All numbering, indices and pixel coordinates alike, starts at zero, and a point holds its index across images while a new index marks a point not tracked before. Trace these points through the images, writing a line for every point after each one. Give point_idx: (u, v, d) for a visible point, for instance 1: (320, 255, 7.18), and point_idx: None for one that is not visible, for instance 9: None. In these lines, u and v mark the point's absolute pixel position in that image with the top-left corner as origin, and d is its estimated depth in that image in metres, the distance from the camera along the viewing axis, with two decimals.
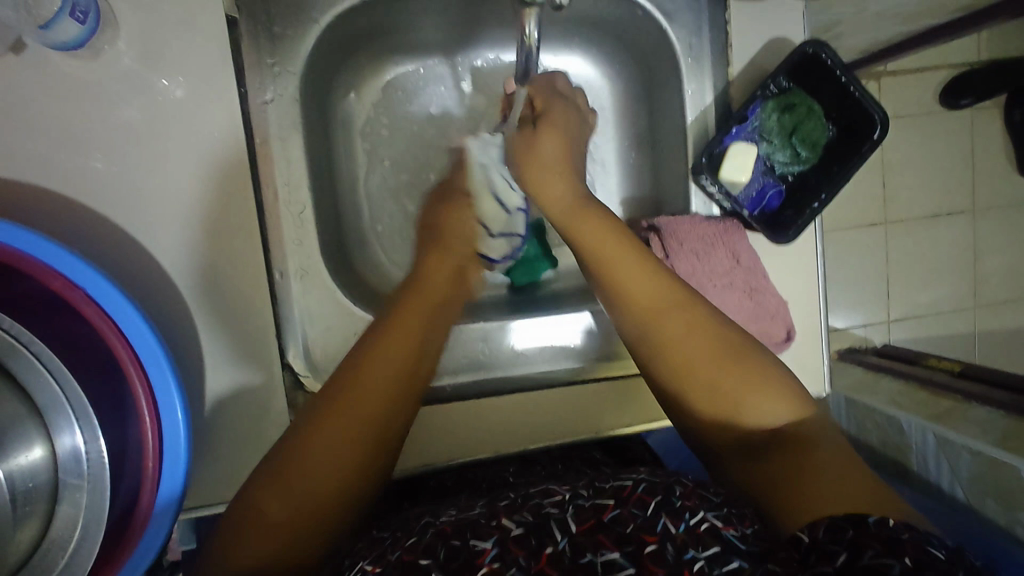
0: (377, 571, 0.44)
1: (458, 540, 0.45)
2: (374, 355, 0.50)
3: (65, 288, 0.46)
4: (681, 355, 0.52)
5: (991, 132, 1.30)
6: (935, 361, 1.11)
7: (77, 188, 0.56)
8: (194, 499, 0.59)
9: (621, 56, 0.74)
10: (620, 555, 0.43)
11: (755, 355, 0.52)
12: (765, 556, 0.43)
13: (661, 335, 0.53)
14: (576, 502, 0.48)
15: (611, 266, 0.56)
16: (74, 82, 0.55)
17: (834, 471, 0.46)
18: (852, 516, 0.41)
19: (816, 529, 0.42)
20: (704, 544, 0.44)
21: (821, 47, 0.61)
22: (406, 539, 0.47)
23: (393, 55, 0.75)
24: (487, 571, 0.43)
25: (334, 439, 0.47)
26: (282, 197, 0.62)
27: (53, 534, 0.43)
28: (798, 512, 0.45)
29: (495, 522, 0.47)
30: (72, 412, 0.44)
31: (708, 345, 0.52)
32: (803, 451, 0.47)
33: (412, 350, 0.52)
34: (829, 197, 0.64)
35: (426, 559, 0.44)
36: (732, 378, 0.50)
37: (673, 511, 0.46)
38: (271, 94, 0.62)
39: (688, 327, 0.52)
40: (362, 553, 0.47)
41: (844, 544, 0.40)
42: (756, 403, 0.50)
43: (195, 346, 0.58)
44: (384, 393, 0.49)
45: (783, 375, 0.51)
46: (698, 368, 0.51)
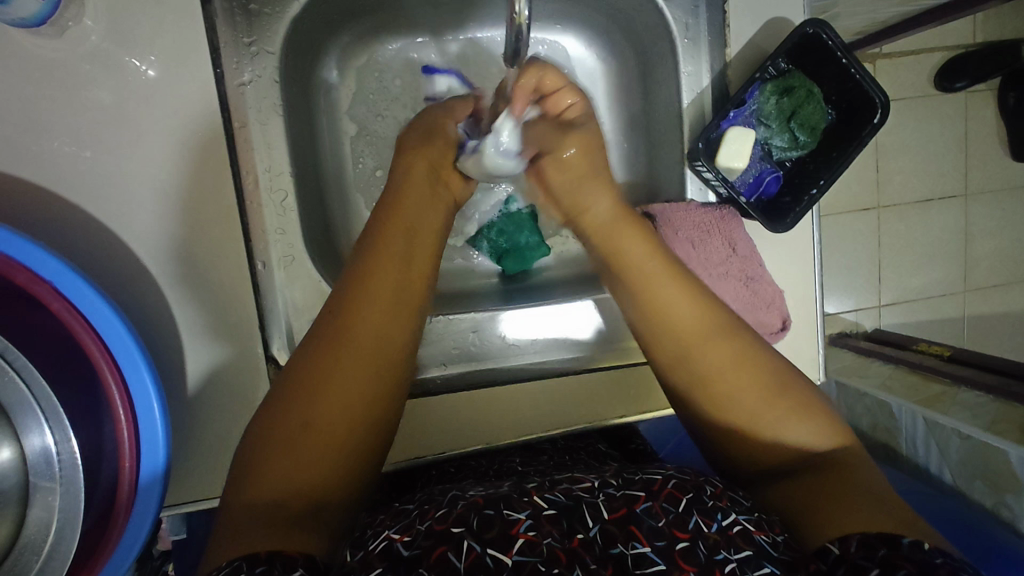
0: (408, 541, 0.42)
1: (491, 510, 0.44)
2: (362, 288, 0.50)
3: (30, 283, 0.44)
4: (717, 373, 0.51)
5: (984, 114, 1.29)
6: (927, 345, 1.11)
7: (45, 176, 0.53)
8: (178, 497, 0.58)
9: (614, 36, 0.72)
10: (651, 550, 0.42)
11: (796, 384, 0.51)
12: (795, 565, 0.43)
13: (703, 358, 0.52)
14: (606, 491, 0.46)
15: (657, 289, 0.55)
16: (40, 61, 0.52)
17: (877, 502, 0.44)
18: (886, 535, 0.42)
19: (847, 541, 0.42)
20: (736, 547, 0.43)
21: (823, 27, 0.58)
22: (435, 509, 0.45)
23: (377, 34, 0.72)
24: (523, 543, 0.42)
25: (324, 373, 0.46)
26: (262, 184, 0.60)
27: (26, 536, 0.42)
28: (821, 526, 0.44)
29: (527, 498, 0.45)
30: (42, 412, 0.42)
31: (748, 375, 0.51)
32: (834, 474, 0.47)
33: (401, 278, 0.52)
34: (827, 183, 0.62)
35: (458, 527, 0.42)
36: (776, 410, 0.50)
37: (705, 510, 0.45)
38: (248, 76, 0.59)
39: (727, 363, 0.51)
40: (383, 522, 0.46)
41: (876, 560, 0.40)
42: (789, 429, 0.49)
43: (176, 339, 0.56)
44: (376, 330, 0.49)
45: (816, 401, 0.51)
46: (738, 397, 0.50)
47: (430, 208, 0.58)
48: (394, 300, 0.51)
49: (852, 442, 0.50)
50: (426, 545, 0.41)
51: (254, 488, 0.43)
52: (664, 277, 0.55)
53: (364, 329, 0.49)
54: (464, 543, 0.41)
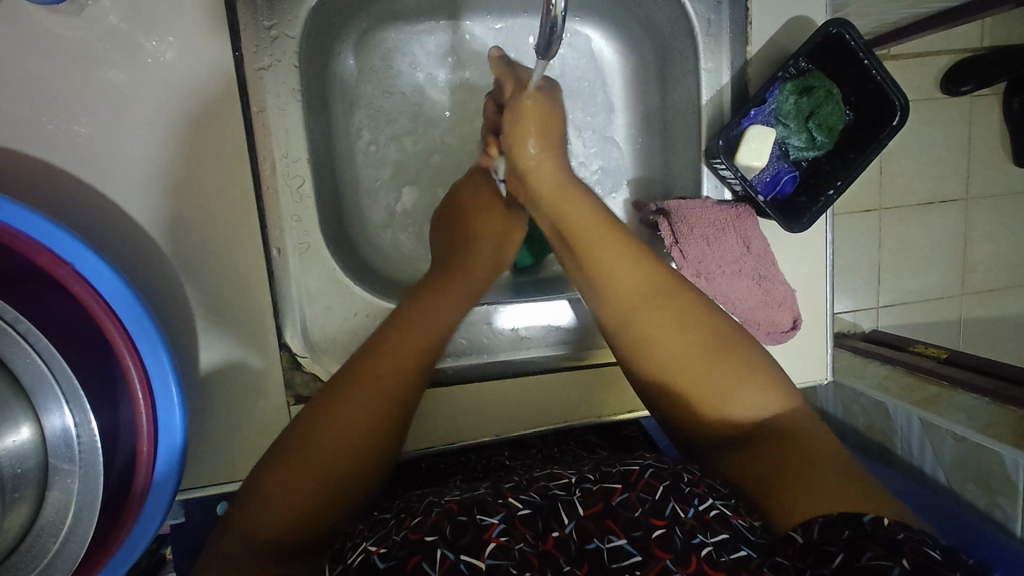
0: (384, 552, 0.42)
1: (464, 516, 0.43)
2: (386, 352, 0.52)
3: (52, 264, 0.43)
4: (656, 336, 0.52)
5: (989, 120, 1.30)
6: (923, 347, 1.12)
7: (61, 156, 0.53)
8: (189, 481, 0.58)
9: (633, 30, 0.71)
10: (627, 542, 0.42)
11: (735, 343, 0.52)
12: (773, 549, 0.43)
13: (643, 322, 0.53)
14: (582, 486, 0.47)
15: (602, 263, 0.55)
16: (56, 39, 0.52)
17: (837, 476, 0.45)
18: (851, 515, 0.42)
19: (809, 527, 0.42)
20: (712, 531, 0.43)
21: (847, 27, 0.58)
22: (411, 518, 0.44)
23: (394, 21, 0.72)
24: (495, 548, 0.42)
25: (337, 418, 0.47)
26: (279, 171, 0.59)
27: (45, 519, 0.41)
28: (798, 503, 0.45)
29: (502, 499, 0.46)
30: (63, 393, 0.42)
31: (687, 339, 0.51)
32: (785, 442, 0.48)
33: (421, 344, 0.54)
34: (845, 184, 0.62)
35: (432, 535, 0.42)
36: (714, 367, 0.50)
37: (682, 497, 0.46)
38: (268, 60, 0.58)
39: (667, 324, 0.52)
40: (360, 534, 0.45)
41: (843, 544, 0.40)
42: (727, 394, 0.50)
43: (190, 324, 0.56)
44: (392, 388, 0.51)
45: (760, 366, 0.51)
46: (675, 357, 0.51)
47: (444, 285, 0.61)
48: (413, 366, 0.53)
49: (801, 408, 0.51)
50: (398, 556, 0.41)
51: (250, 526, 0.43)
52: (609, 244, 0.55)
53: (391, 371, 0.51)
54: (438, 551, 0.41)
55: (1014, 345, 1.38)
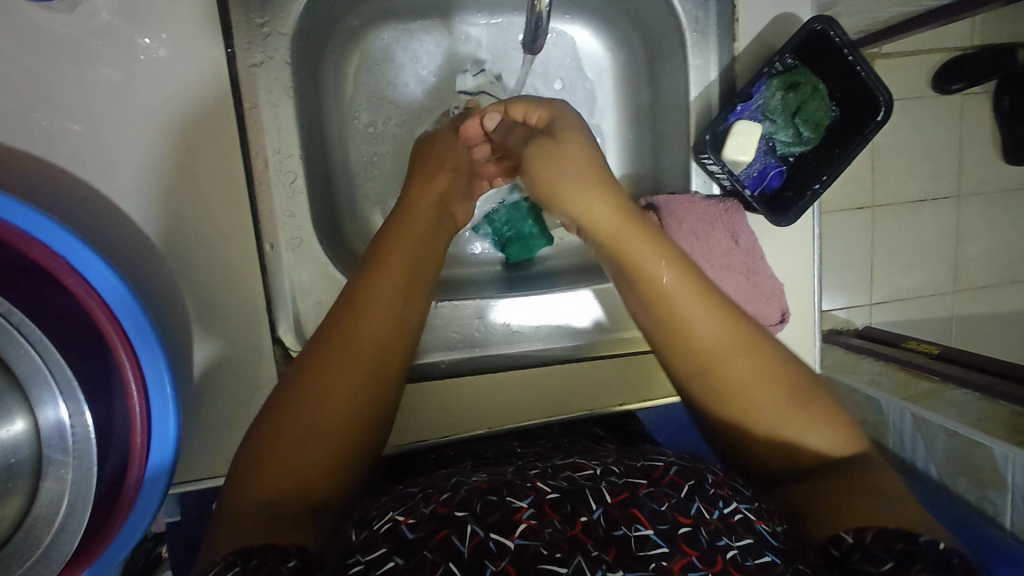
0: (412, 524, 0.41)
1: (494, 496, 0.43)
2: (365, 305, 0.50)
3: (44, 257, 0.44)
4: (738, 382, 0.48)
5: (980, 118, 1.31)
6: (915, 344, 1.13)
7: (55, 152, 0.53)
8: (184, 475, 0.59)
9: (623, 28, 0.72)
10: (654, 532, 0.41)
11: (817, 395, 0.49)
12: (796, 557, 0.43)
13: (733, 376, 0.48)
14: (608, 478, 0.46)
15: (678, 308, 0.49)
16: (50, 36, 0.52)
17: (886, 500, 0.44)
18: (902, 530, 0.42)
19: (863, 533, 0.42)
20: (737, 535, 0.43)
21: (831, 24, 0.59)
22: (438, 494, 0.45)
23: (387, 19, 0.72)
24: (524, 529, 0.41)
25: (326, 378, 0.47)
26: (272, 167, 0.59)
27: (38, 509, 0.42)
28: (839, 514, 0.44)
29: (530, 484, 0.45)
30: (57, 385, 0.42)
31: (774, 386, 0.48)
32: (851, 470, 0.47)
33: (402, 298, 0.52)
34: (830, 179, 0.63)
35: (461, 511, 0.42)
36: (795, 412, 0.48)
37: (707, 497, 0.45)
38: (260, 57, 0.58)
39: (756, 376, 0.48)
40: (387, 505, 0.45)
41: (893, 552, 0.41)
42: (803, 434, 0.48)
43: (184, 318, 0.57)
44: (377, 346, 0.50)
45: (835, 406, 0.50)
46: (757, 405, 0.48)
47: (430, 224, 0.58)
48: (395, 320, 0.51)
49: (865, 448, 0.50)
50: (427, 529, 0.41)
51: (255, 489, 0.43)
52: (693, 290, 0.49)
53: (370, 324, 0.50)
54: (466, 528, 0.41)
55: (1006, 342, 1.39)
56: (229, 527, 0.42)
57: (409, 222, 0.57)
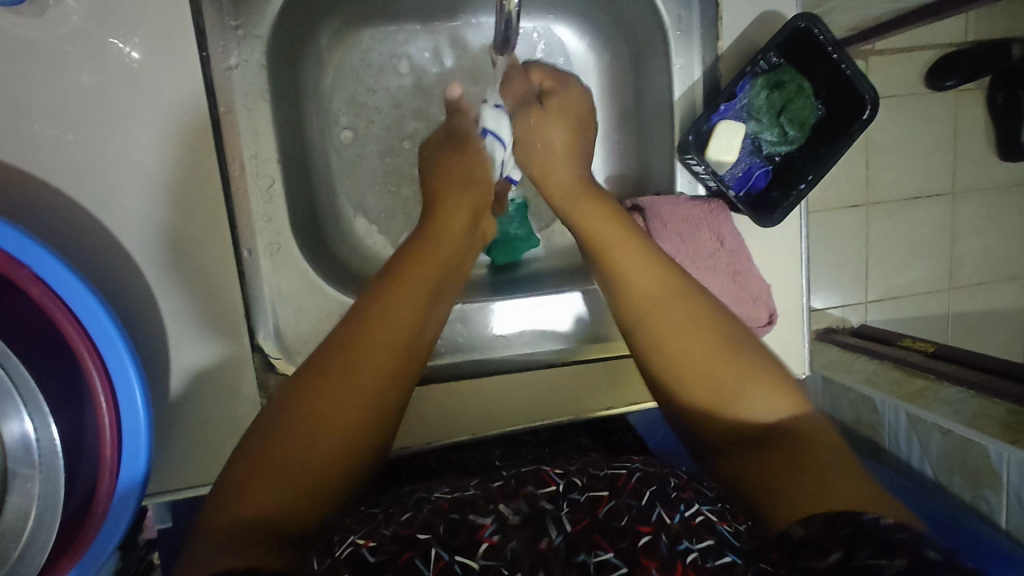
0: (373, 546, 0.41)
1: (456, 514, 0.43)
2: (367, 332, 0.47)
3: (9, 266, 0.43)
4: (670, 331, 0.51)
5: (973, 114, 1.30)
6: (911, 341, 1.11)
7: (26, 160, 0.52)
8: (163, 485, 0.58)
9: (608, 27, 0.71)
10: (614, 555, 0.41)
11: (750, 350, 0.50)
12: (758, 554, 0.42)
13: (667, 325, 0.51)
14: (570, 497, 0.45)
15: (616, 263, 0.55)
16: (20, 41, 0.51)
17: (842, 476, 0.43)
18: (849, 514, 0.39)
19: (811, 521, 0.40)
20: (699, 537, 0.42)
21: (815, 22, 0.58)
22: (400, 514, 0.45)
23: (368, 20, 0.71)
24: (487, 548, 0.41)
25: (326, 401, 0.44)
26: (249, 170, 0.59)
27: (4, 525, 0.41)
28: (793, 505, 0.42)
29: (494, 501, 0.44)
30: (21, 398, 0.41)
31: (709, 345, 0.50)
32: (796, 447, 0.45)
33: (409, 326, 0.49)
34: (816, 178, 0.62)
35: (425, 533, 0.41)
36: (730, 372, 0.49)
37: (668, 502, 0.45)
38: (235, 60, 0.57)
39: (688, 326, 0.51)
40: (350, 529, 0.45)
41: (839, 541, 0.38)
42: (746, 396, 0.48)
43: (161, 326, 0.56)
44: (376, 377, 0.46)
45: (787, 384, 0.49)
46: (692, 361, 0.50)
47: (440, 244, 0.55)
48: (398, 353, 0.48)
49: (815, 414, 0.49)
50: (389, 551, 0.40)
51: (233, 509, 0.41)
52: (628, 247, 0.55)
53: (379, 349, 0.47)
54: (431, 550, 0.40)
55: (1003, 338, 1.38)
56: (207, 542, 0.39)
57: (437, 233, 0.56)
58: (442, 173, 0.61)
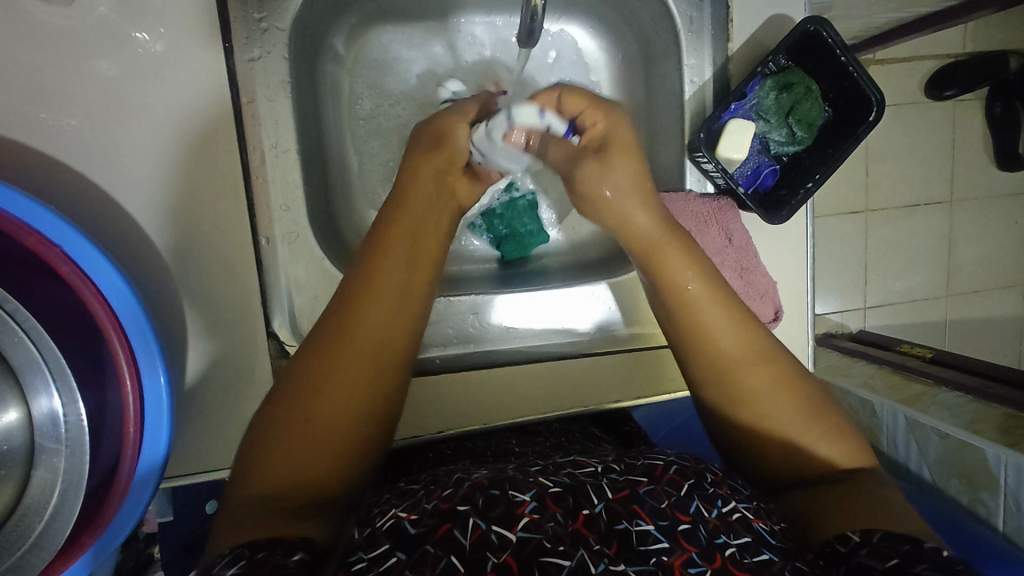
0: (415, 519, 0.41)
1: (496, 490, 0.42)
2: (363, 299, 0.48)
3: (40, 246, 0.44)
4: (753, 385, 0.49)
5: (972, 124, 1.32)
6: (910, 346, 1.12)
7: (51, 145, 0.53)
8: (177, 469, 0.59)
9: (620, 29, 0.73)
10: (654, 528, 0.42)
11: (827, 405, 0.50)
12: (793, 554, 0.43)
13: (749, 378, 0.49)
14: (609, 475, 0.46)
15: (700, 310, 0.50)
16: (47, 28, 0.52)
17: (901, 511, 0.45)
18: (908, 535, 0.42)
19: (870, 533, 0.42)
20: (736, 533, 0.42)
21: (824, 25, 0.60)
22: (440, 489, 0.44)
23: (385, 18, 0.72)
24: (528, 523, 0.40)
25: (325, 381, 0.45)
26: (268, 161, 0.60)
27: (30, 498, 0.42)
28: (842, 517, 0.44)
29: (532, 479, 0.44)
30: (50, 374, 0.42)
31: (787, 390, 0.50)
32: (850, 488, 0.47)
33: (398, 302, 0.49)
34: (823, 177, 0.63)
35: (464, 505, 0.41)
36: (808, 423, 0.49)
37: (706, 496, 0.45)
38: (257, 52, 0.59)
39: (771, 381, 0.50)
40: (389, 502, 0.44)
41: (899, 553, 0.40)
42: (820, 446, 0.49)
43: (179, 311, 0.57)
44: (373, 343, 0.47)
45: (842, 418, 0.51)
46: (772, 412, 0.49)
47: (435, 207, 0.54)
48: (389, 330, 0.48)
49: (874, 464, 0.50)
50: (430, 524, 0.40)
51: (252, 483, 0.42)
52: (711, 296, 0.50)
53: (370, 328, 0.47)
54: (468, 521, 0.40)
55: (998, 345, 1.40)
56: (229, 515, 0.41)
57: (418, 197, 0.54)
58: (435, 123, 0.57)
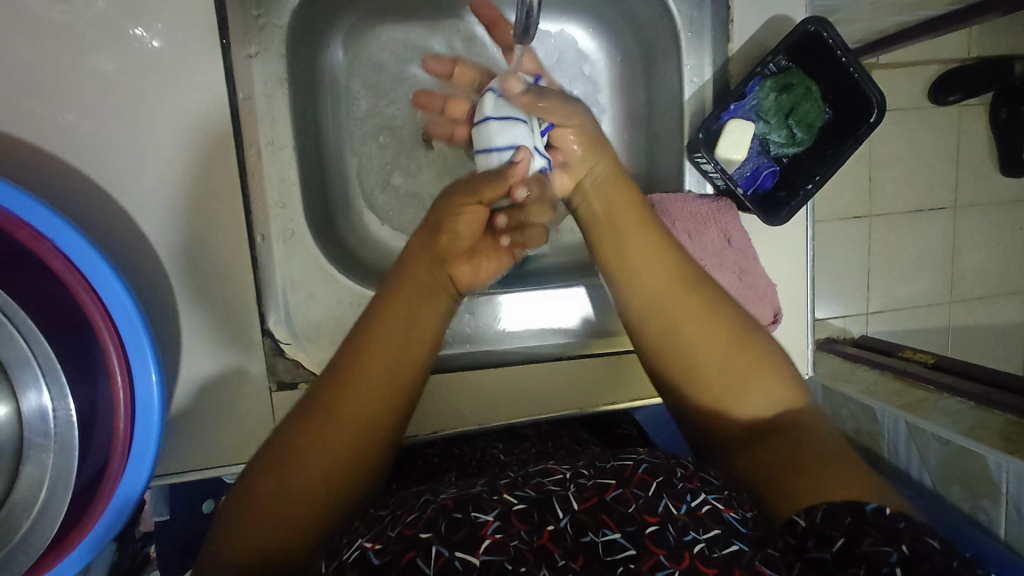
0: (380, 549, 0.40)
1: (460, 513, 0.42)
2: (360, 367, 0.47)
3: (32, 240, 0.44)
4: (681, 329, 0.50)
5: (976, 129, 1.31)
6: (911, 353, 1.11)
7: (47, 141, 0.53)
8: (168, 467, 0.59)
9: (621, 30, 0.72)
10: (621, 536, 0.41)
11: (761, 345, 0.50)
12: (765, 541, 0.42)
13: (674, 314, 0.51)
14: (577, 481, 0.45)
15: (627, 242, 0.54)
16: (43, 23, 0.52)
17: (841, 468, 0.44)
18: (851, 502, 0.42)
19: (813, 513, 0.42)
20: (705, 527, 0.42)
21: (825, 25, 0.59)
22: (406, 514, 0.43)
23: (385, 17, 0.72)
24: (490, 545, 0.40)
25: (310, 444, 0.44)
26: (265, 158, 0.60)
27: (18, 494, 0.42)
28: (799, 494, 0.44)
29: (497, 496, 0.44)
30: (39, 369, 0.42)
31: (717, 334, 0.50)
32: (796, 438, 0.47)
33: (393, 368, 0.48)
34: (823, 179, 0.63)
35: (427, 533, 0.40)
36: (737, 365, 0.49)
37: (675, 493, 0.44)
38: (255, 49, 0.59)
39: (698, 321, 0.50)
40: (358, 530, 0.43)
41: (844, 529, 0.40)
42: (750, 392, 0.49)
43: (173, 309, 0.57)
44: (364, 411, 0.46)
45: (778, 360, 0.50)
46: (704, 359, 0.50)
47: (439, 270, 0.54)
48: (382, 399, 0.47)
49: (812, 409, 0.50)
50: (395, 551, 0.39)
51: (228, 549, 0.41)
52: (637, 228, 0.54)
53: (364, 395, 0.46)
54: (432, 550, 0.39)
55: (1002, 353, 1.39)
56: None
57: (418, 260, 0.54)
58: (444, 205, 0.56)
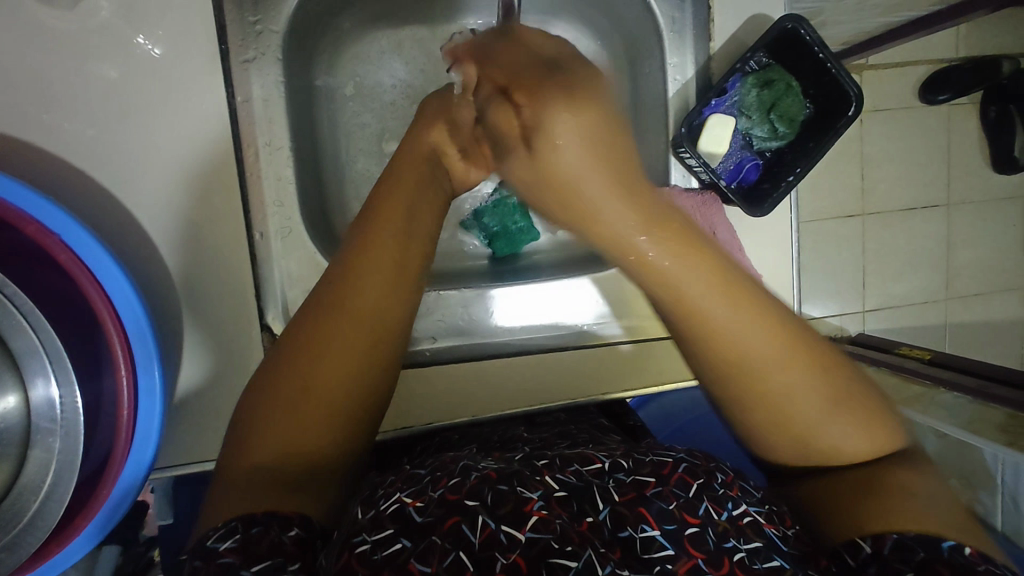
0: (421, 507, 0.41)
1: (505, 484, 0.42)
2: (349, 290, 0.48)
3: (40, 234, 0.46)
4: (749, 338, 0.44)
5: (966, 127, 1.33)
6: (907, 349, 1.10)
7: (54, 144, 0.55)
8: (171, 459, 0.60)
9: (607, 31, 0.74)
10: (660, 534, 0.41)
11: (840, 373, 0.46)
12: (805, 561, 0.42)
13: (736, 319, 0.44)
14: (616, 475, 0.45)
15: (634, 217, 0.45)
16: (50, 32, 0.54)
17: (930, 500, 0.42)
18: (924, 535, 0.40)
19: (882, 542, 0.41)
20: (746, 537, 0.42)
21: (801, 22, 0.61)
22: (446, 476, 0.44)
23: (378, 23, 0.75)
24: (536, 521, 0.40)
25: (310, 366, 0.46)
26: (263, 158, 0.62)
27: (25, 479, 0.43)
28: (867, 510, 0.43)
29: (540, 477, 0.44)
30: (48, 360, 0.43)
31: (790, 352, 0.44)
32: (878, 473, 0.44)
33: (379, 300, 0.49)
34: (804, 169, 0.65)
35: (472, 500, 0.41)
36: (812, 379, 0.44)
37: (716, 498, 0.44)
38: (252, 53, 0.60)
39: (769, 330, 0.44)
40: (395, 486, 0.45)
41: (913, 563, 0.39)
42: (832, 428, 0.45)
43: (174, 305, 0.59)
44: (360, 334, 0.47)
45: (857, 387, 0.46)
46: (775, 374, 0.44)
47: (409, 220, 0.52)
48: (378, 322, 0.48)
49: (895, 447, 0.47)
50: (438, 514, 0.41)
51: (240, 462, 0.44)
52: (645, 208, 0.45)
53: (354, 318, 0.47)
54: (478, 518, 0.40)
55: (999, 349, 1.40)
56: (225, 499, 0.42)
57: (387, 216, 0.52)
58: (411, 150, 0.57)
